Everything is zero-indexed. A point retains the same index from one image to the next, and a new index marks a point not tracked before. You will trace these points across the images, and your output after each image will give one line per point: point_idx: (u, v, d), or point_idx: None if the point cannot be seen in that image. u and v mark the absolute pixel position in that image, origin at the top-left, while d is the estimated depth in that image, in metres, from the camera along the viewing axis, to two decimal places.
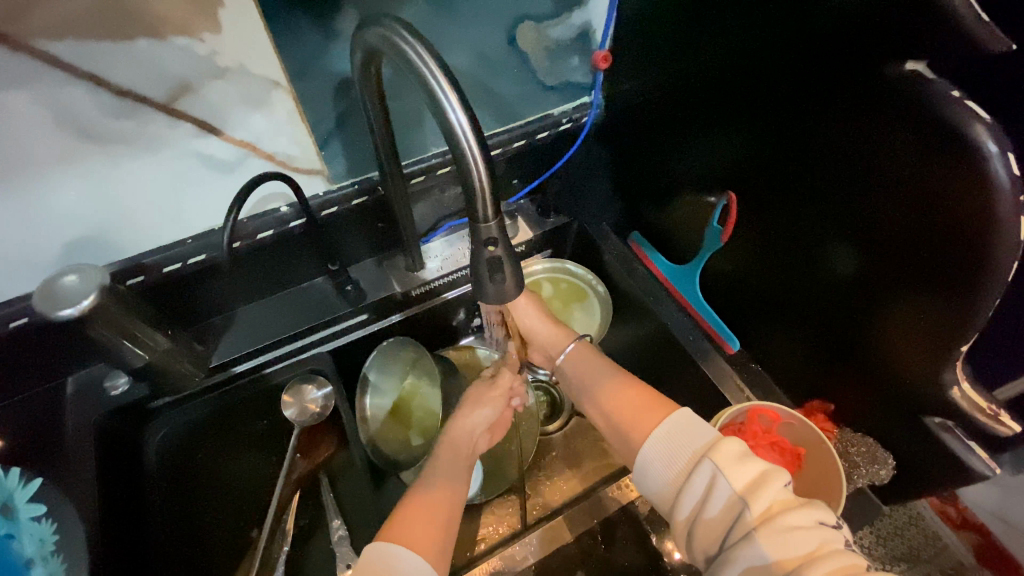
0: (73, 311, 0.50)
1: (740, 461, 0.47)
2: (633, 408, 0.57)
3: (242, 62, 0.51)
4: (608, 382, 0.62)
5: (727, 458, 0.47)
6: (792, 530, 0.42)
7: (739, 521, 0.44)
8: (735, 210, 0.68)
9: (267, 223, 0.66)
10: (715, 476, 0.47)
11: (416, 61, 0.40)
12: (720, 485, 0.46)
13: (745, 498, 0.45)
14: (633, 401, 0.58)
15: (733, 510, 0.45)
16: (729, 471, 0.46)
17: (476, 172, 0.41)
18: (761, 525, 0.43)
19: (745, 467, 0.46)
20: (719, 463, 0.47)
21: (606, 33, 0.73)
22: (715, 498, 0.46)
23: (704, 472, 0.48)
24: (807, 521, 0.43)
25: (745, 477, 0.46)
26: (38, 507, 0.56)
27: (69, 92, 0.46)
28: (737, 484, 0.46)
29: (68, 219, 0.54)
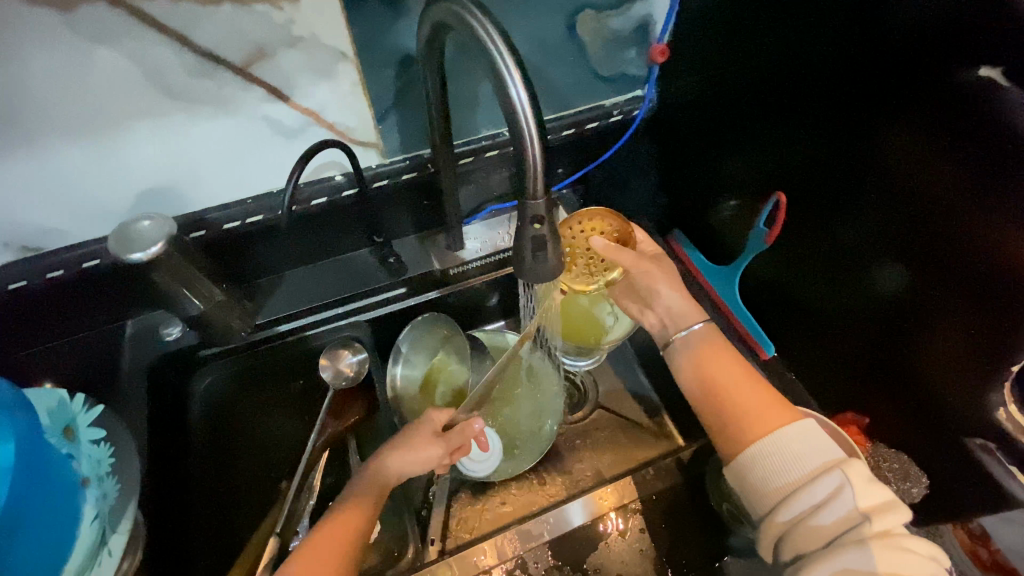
0: (142, 255, 0.54)
1: (869, 481, 0.46)
2: (753, 402, 0.54)
3: (315, 32, 0.53)
4: (730, 368, 0.58)
5: (858, 473, 0.46)
6: (909, 554, 0.42)
7: (857, 530, 0.44)
8: (784, 211, 0.67)
9: (321, 190, 0.69)
10: (842, 487, 0.46)
11: (483, 37, 0.41)
12: (845, 495, 0.45)
13: (869, 514, 0.44)
14: (757, 395, 0.54)
15: (849, 520, 0.44)
16: (859, 485, 0.45)
17: (531, 149, 0.42)
18: (878, 538, 0.42)
19: (875, 489, 0.45)
20: (850, 477, 0.46)
21: (667, 25, 0.69)
22: (834, 505, 0.45)
23: (831, 480, 0.46)
24: (923, 552, 0.42)
25: (871, 497, 0.45)
26: (97, 432, 0.62)
27: (157, 50, 0.50)
28: (862, 501, 0.45)
29: (145, 171, 0.58)
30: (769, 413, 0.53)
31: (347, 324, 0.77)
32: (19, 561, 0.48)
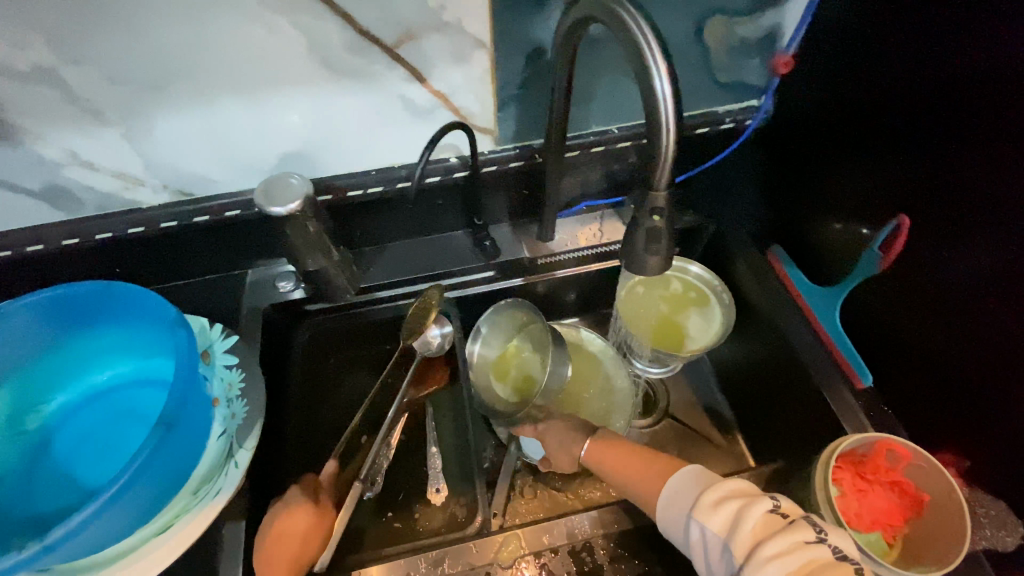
0: (282, 210, 0.60)
1: (715, 507, 0.53)
2: (633, 476, 0.63)
3: (460, 19, 0.57)
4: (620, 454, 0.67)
5: (705, 506, 0.54)
6: (772, 560, 0.47)
7: (733, 561, 0.49)
8: (904, 237, 0.62)
9: (437, 170, 0.73)
10: (704, 531, 0.53)
11: (634, 31, 0.43)
12: (709, 539, 0.52)
13: (728, 539, 0.50)
14: (637, 471, 0.63)
15: (726, 555, 0.51)
16: (708, 518, 0.53)
17: (666, 140, 0.44)
18: (744, 559, 0.48)
19: (720, 512, 0.52)
20: (700, 517, 0.54)
21: (794, 37, 0.71)
22: (710, 550, 0.52)
23: (694, 529, 0.54)
24: (782, 546, 0.47)
25: (722, 522, 0.52)
26: (231, 358, 0.62)
27: (325, 25, 0.55)
28: (717, 528, 0.52)
29: (295, 134, 0.65)
30: (650, 479, 0.62)
31: (438, 299, 0.81)
32: (160, 460, 0.48)
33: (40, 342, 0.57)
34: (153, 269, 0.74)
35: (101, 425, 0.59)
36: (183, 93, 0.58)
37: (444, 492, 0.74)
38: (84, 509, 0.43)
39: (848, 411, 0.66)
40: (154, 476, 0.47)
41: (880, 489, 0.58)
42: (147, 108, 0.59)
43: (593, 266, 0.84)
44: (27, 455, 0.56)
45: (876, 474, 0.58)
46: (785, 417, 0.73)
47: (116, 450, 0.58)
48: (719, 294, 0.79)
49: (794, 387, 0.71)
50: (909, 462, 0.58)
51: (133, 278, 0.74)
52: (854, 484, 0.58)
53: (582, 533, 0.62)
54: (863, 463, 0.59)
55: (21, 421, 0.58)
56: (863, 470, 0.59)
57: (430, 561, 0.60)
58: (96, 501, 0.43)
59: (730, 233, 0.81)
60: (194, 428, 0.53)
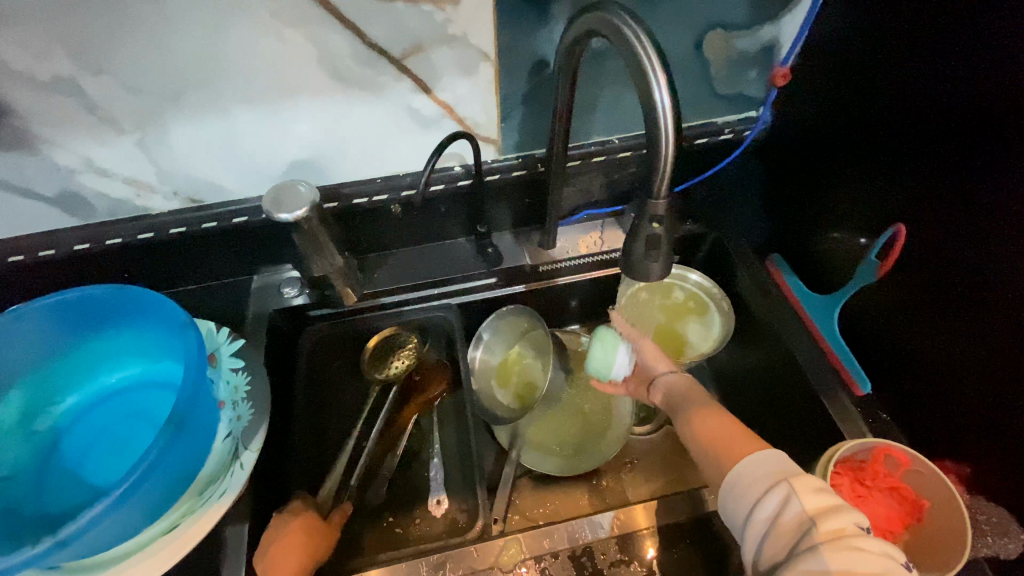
0: (288, 216, 0.61)
1: (817, 488, 0.46)
2: (716, 434, 0.56)
3: (466, 32, 0.59)
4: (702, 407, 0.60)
5: (805, 483, 0.46)
6: (860, 552, 0.41)
7: (809, 537, 0.43)
8: (902, 245, 0.64)
9: (442, 178, 0.75)
10: (788, 498, 0.46)
11: (635, 46, 0.45)
12: (792, 505, 0.45)
13: (816, 518, 0.44)
14: (721, 428, 0.57)
15: (801, 530, 0.44)
16: (803, 493, 0.45)
17: (664, 150, 0.45)
18: (829, 542, 0.42)
19: (819, 495, 0.45)
20: (796, 487, 0.46)
21: (792, 51, 0.73)
22: (786, 516, 0.45)
23: (778, 493, 0.47)
24: (874, 548, 0.42)
25: (818, 503, 0.45)
26: (237, 362, 0.62)
27: (335, 38, 0.57)
28: (809, 506, 0.45)
29: (303, 141, 0.66)
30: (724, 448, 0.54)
31: (440, 305, 0.82)
32: (170, 459, 0.49)
33: (53, 343, 0.58)
34: (162, 274, 0.76)
35: (111, 426, 0.60)
36: (197, 103, 0.60)
37: (445, 502, 0.74)
38: (95, 506, 0.44)
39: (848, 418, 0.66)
40: (161, 477, 0.48)
41: (880, 495, 0.58)
42: (162, 117, 0.60)
43: (595, 274, 0.85)
44: (38, 452, 0.57)
45: (875, 479, 0.58)
46: (783, 424, 0.74)
47: (123, 451, 0.59)
48: (717, 301, 0.80)
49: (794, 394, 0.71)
50: (908, 467, 0.58)
51: (142, 283, 0.76)
52: (854, 490, 0.58)
53: (583, 537, 0.62)
54: (864, 469, 0.58)
55: (33, 420, 0.59)
56: (862, 476, 0.59)
57: (432, 565, 0.60)
58: (105, 499, 0.44)
59: (730, 241, 0.82)
60: (199, 431, 0.53)
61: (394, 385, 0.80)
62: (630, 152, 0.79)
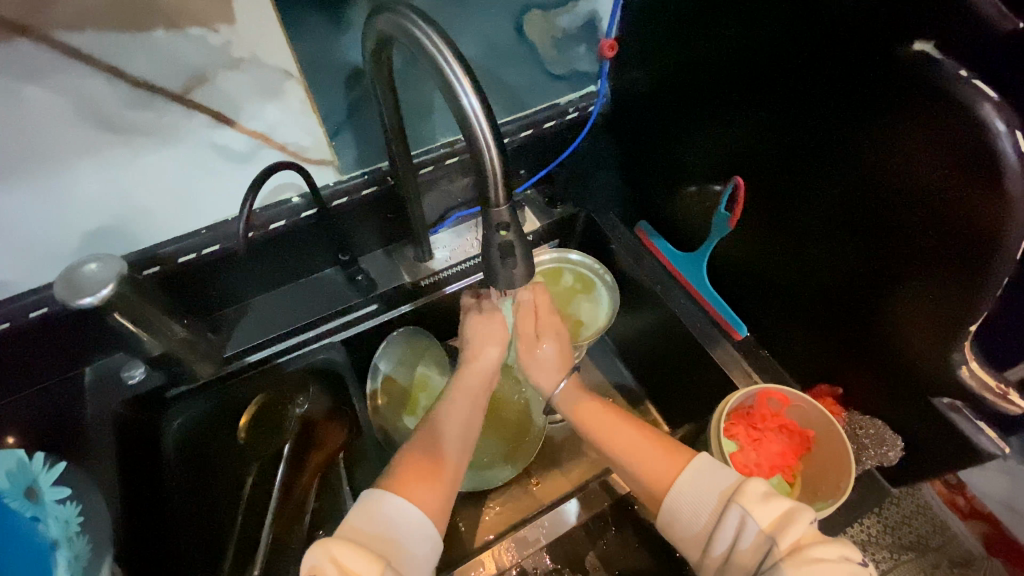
0: (92, 299, 0.50)
1: (765, 499, 0.46)
2: (643, 457, 0.55)
3: (256, 52, 0.52)
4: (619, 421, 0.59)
5: (751, 498, 0.46)
6: (821, 563, 0.41)
7: (770, 556, 0.43)
8: (743, 195, 0.68)
9: (279, 214, 0.67)
10: (743, 518, 0.46)
11: (429, 48, 0.41)
12: (748, 526, 0.45)
13: (774, 535, 0.44)
14: (646, 448, 0.56)
15: (762, 547, 0.44)
16: (755, 509, 0.45)
17: (488, 156, 0.42)
18: (791, 559, 0.42)
19: (771, 505, 0.45)
20: (748, 505, 0.46)
21: (612, 22, 0.73)
22: (745, 536, 0.45)
23: (733, 516, 0.46)
24: (832, 555, 0.42)
25: (771, 516, 0.45)
26: (61, 491, 0.57)
27: (89, 83, 0.47)
28: (765, 522, 0.45)
29: (90, 207, 0.55)
30: (651, 470, 0.54)
31: (319, 347, 0.74)
32: None
33: None
34: None
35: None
36: None
37: None
38: None
39: (736, 366, 0.68)
40: None
41: (772, 434, 0.62)
42: None
43: (476, 278, 0.81)
44: None
45: (765, 421, 0.61)
46: (683, 383, 0.76)
47: None
48: (602, 277, 0.80)
49: (687, 353, 0.73)
50: (789, 405, 0.61)
51: None
52: (749, 435, 0.61)
53: (510, 559, 0.60)
54: (753, 415, 0.61)
55: None
56: (754, 421, 0.62)
57: None
58: None
59: (600, 217, 0.82)
60: None
61: (286, 445, 0.68)
62: None
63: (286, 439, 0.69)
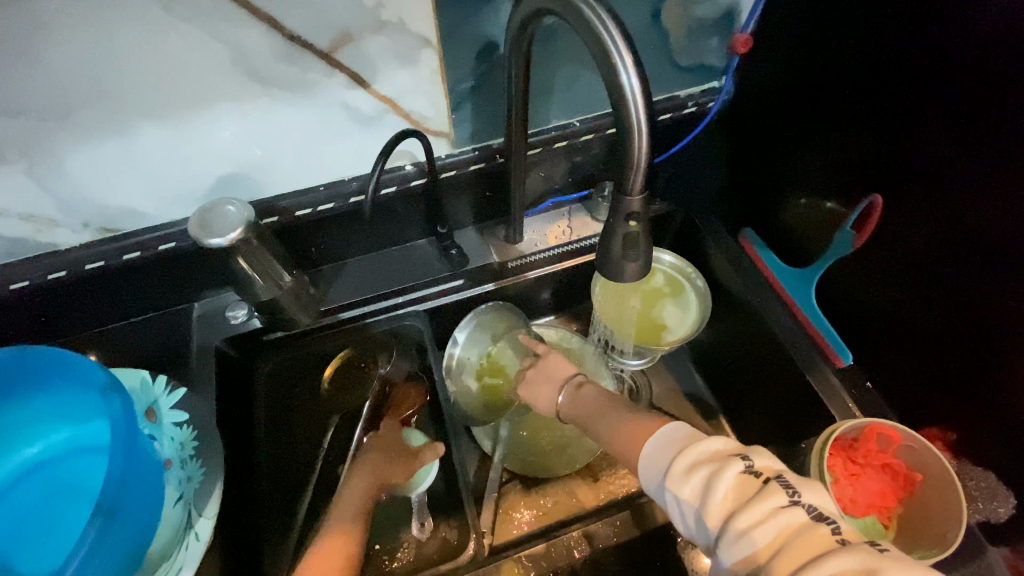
0: (221, 240, 0.53)
1: (685, 472, 0.41)
2: (610, 436, 0.50)
3: (402, 17, 0.52)
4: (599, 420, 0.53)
5: (674, 472, 0.41)
6: (751, 531, 0.36)
7: (710, 537, 0.39)
8: (879, 215, 0.62)
9: (392, 179, 0.68)
10: (676, 491, 0.41)
11: (595, 25, 0.40)
12: (677, 510, 0.41)
13: (702, 511, 0.39)
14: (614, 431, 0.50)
15: (699, 526, 0.40)
16: (677, 486, 0.41)
17: (637, 143, 0.41)
18: (723, 533, 0.37)
19: (689, 480, 0.40)
20: (670, 483, 0.41)
21: (752, 16, 0.68)
22: (681, 522, 0.41)
23: (664, 498, 0.42)
24: (757, 517, 0.37)
25: (694, 487, 0.40)
26: (180, 415, 0.60)
27: (247, 33, 0.49)
28: (688, 497, 0.40)
29: (225, 153, 0.58)
30: (631, 429, 0.48)
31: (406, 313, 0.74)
32: (109, 547, 0.46)
33: None
34: (85, 314, 0.66)
35: (76, 492, 0.55)
36: (90, 123, 0.51)
37: (429, 524, 0.68)
38: None
39: (835, 394, 0.65)
40: (99, 566, 0.45)
41: (872, 471, 0.58)
42: (51, 141, 0.51)
43: (566, 263, 0.79)
44: None
45: (868, 457, 0.58)
46: (769, 403, 0.72)
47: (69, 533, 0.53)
48: (691, 280, 0.77)
49: (779, 373, 0.70)
50: (900, 444, 0.57)
51: (61, 326, 0.66)
52: (848, 468, 0.57)
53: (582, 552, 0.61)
54: (857, 449, 0.57)
55: None
56: (855, 453, 0.58)
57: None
58: None
59: (700, 219, 0.79)
60: (145, 501, 0.52)
61: (365, 402, 0.73)
62: (593, 135, 0.74)
63: (366, 396, 0.74)
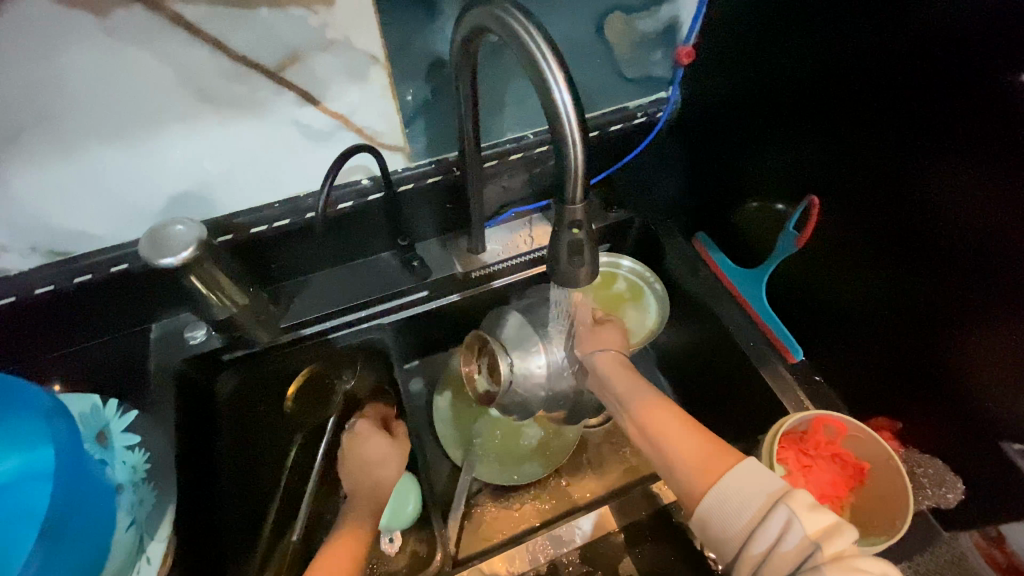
0: (173, 260, 0.53)
1: (813, 508, 0.46)
2: (686, 451, 0.53)
3: (348, 36, 0.53)
4: (675, 435, 0.55)
5: (800, 502, 0.46)
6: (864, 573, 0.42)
7: (813, 560, 0.43)
8: (816, 214, 0.66)
9: (348, 194, 0.69)
10: (789, 520, 0.45)
11: (526, 42, 0.41)
12: (794, 528, 0.44)
13: (820, 542, 0.44)
14: (695, 448, 0.53)
15: (803, 552, 0.44)
16: (804, 514, 0.45)
17: (573, 153, 0.43)
18: (835, 564, 0.42)
19: (818, 514, 0.45)
20: (795, 508, 0.45)
21: (692, 28, 0.72)
22: (787, 538, 0.45)
23: (779, 515, 0.45)
24: (875, 567, 0.43)
25: (817, 523, 0.45)
26: (131, 438, 0.60)
27: (194, 54, 0.50)
28: (811, 528, 0.44)
29: (177, 173, 0.58)
30: (719, 459, 0.52)
31: (370, 327, 0.74)
32: None
33: None
34: (35, 340, 0.65)
35: (15, 519, 0.54)
36: (38, 146, 0.51)
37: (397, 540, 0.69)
38: None
39: (788, 388, 0.67)
40: None
41: (824, 462, 0.60)
42: None
43: (530, 272, 0.81)
44: None
45: (818, 448, 0.60)
46: (728, 401, 0.74)
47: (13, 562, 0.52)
48: (650, 284, 0.78)
49: (737, 370, 0.72)
50: (847, 434, 0.60)
51: (11, 353, 0.65)
52: (799, 461, 0.59)
53: (545, 557, 0.60)
54: (807, 440, 0.59)
55: None
56: (806, 446, 0.60)
57: None
58: None
59: (656, 225, 0.81)
60: None
61: (331, 416, 0.75)
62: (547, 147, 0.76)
63: (331, 411, 0.75)
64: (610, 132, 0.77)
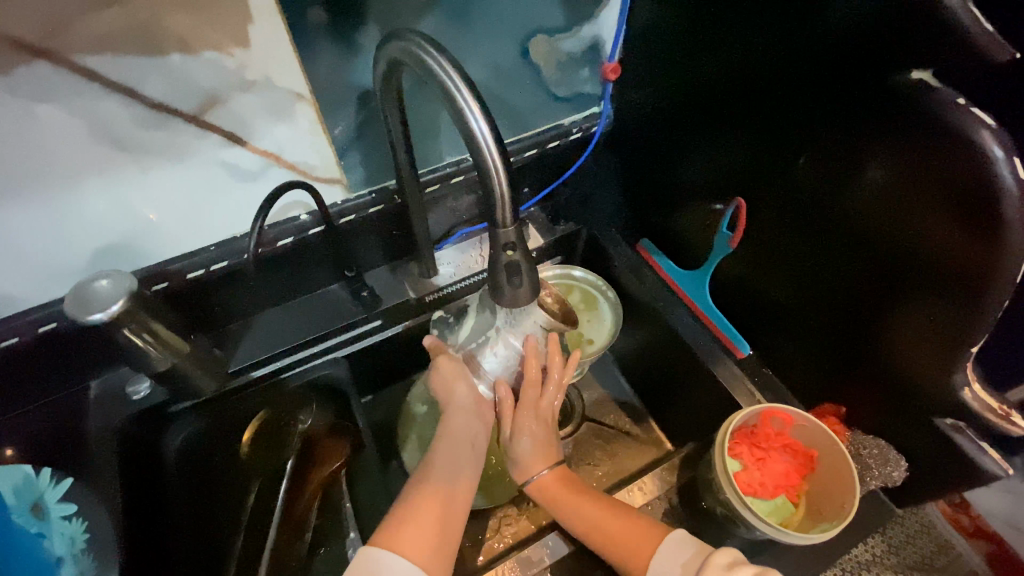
0: (102, 315, 0.51)
1: (729, 568, 0.50)
2: (614, 532, 0.57)
3: (269, 75, 0.53)
4: (601, 516, 0.59)
5: (715, 564, 0.51)
6: None
7: None
8: (745, 215, 0.69)
9: (286, 231, 0.68)
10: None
11: (442, 77, 0.42)
12: None
13: None
14: (620, 524, 0.57)
15: None
16: (717, 574, 0.50)
17: (497, 179, 0.44)
18: None
19: (734, 572, 0.50)
20: (710, 574, 0.50)
21: (616, 44, 0.74)
22: None
23: None
24: None
25: None
26: (68, 508, 0.57)
27: (105, 104, 0.48)
28: None
29: (101, 225, 0.56)
30: (641, 532, 0.57)
31: (319, 365, 0.73)
32: None
33: None
34: None
35: None
36: None
37: None
38: None
39: (738, 383, 0.68)
40: None
41: (776, 453, 0.62)
42: None
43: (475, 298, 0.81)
44: None
45: (769, 441, 0.62)
46: (686, 401, 0.76)
47: None
48: (603, 293, 0.79)
49: (690, 371, 0.73)
50: (793, 424, 0.62)
51: None
52: (753, 454, 0.61)
53: None
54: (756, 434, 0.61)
55: None
56: (757, 440, 0.62)
57: None
58: None
59: (602, 234, 0.83)
60: None
61: (287, 461, 0.70)
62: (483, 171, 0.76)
63: (287, 456, 0.71)
64: (526, 158, 0.75)
